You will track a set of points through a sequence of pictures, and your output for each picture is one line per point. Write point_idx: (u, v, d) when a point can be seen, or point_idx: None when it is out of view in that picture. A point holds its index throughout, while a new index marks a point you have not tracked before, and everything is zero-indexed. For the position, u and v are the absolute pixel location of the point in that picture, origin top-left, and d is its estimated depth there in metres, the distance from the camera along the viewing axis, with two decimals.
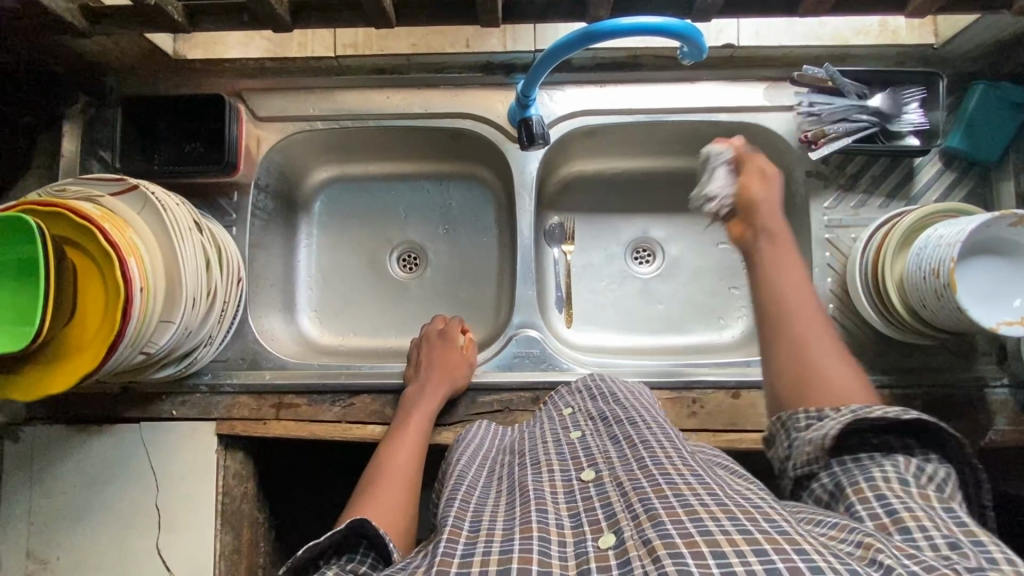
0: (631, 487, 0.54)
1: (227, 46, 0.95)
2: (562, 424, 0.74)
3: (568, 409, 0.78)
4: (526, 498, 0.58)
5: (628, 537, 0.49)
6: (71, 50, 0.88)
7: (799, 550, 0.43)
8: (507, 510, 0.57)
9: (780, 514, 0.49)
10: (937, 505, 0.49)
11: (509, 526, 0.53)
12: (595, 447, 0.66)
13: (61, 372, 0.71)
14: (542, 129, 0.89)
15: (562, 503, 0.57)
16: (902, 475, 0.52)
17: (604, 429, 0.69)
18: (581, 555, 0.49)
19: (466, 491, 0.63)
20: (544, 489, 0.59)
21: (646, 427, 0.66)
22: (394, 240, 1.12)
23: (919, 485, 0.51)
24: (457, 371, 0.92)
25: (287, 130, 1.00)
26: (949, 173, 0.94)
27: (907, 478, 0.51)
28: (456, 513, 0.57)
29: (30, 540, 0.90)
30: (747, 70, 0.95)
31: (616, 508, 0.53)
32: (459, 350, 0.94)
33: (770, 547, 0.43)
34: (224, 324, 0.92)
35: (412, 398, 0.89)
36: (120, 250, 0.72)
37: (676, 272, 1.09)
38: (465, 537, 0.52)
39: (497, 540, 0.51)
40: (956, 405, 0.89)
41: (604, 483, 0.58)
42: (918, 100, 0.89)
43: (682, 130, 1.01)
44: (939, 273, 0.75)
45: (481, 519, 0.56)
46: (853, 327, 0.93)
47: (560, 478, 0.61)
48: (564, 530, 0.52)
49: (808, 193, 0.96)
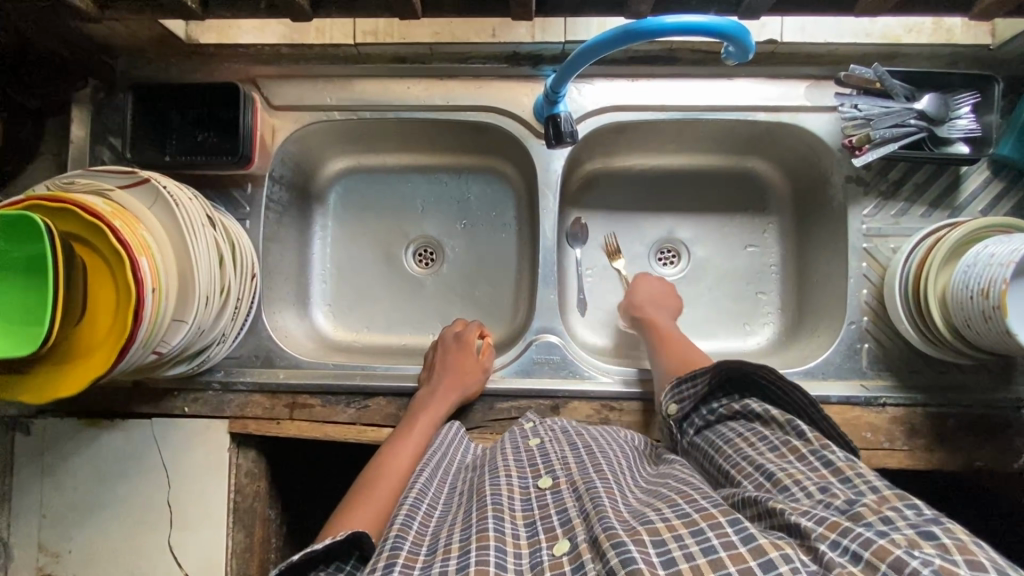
0: (585, 489, 0.57)
1: (240, 31, 0.92)
2: (523, 434, 0.75)
3: (530, 423, 0.79)
4: (482, 503, 0.58)
5: (580, 540, 0.51)
6: (80, 32, 0.84)
7: (732, 521, 0.48)
8: (464, 519, 0.57)
9: (705, 495, 0.54)
10: (806, 454, 0.57)
11: (465, 537, 0.54)
12: (554, 453, 0.67)
13: (71, 375, 0.69)
14: (570, 126, 0.84)
15: (517, 511, 0.58)
16: (773, 443, 0.60)
17: (564, 438, 0.71)
18: (536, 565, 0.50)
19: (427, 510, 0.61)
20: (502, 494, 0.60)
21: (604, 442, 0.70)
22: (410, 234, 1.08)
23: (786, 442, 0.59)
24: (470, 380, 0.89)
25: (303, 120, 0.96)
26: (997, 182, 0.90)
27: (772, 443, 0.60)
28: (412, 536, 0.56)
29: (41, 533, 0.90)
30: (788, 67, 0.90)
31: (570, 514, 0.55)
32: (475, 356, 0.91)
33: (706, 526, 0.48)
34: (238, 321, 0.90)
35: (421, 401, 0.87)
36: (131, 248, 0.69)
37: (701, 275, 1.05)
38: (420, 563, 0.53)
39: (454, 556, 0.52)
40: (992, 426, 0.86)
41: (561, 489, 0.59)
42: (969, 105, 0.84)
43: (717, 128, 0.97)
44: (988, 294, 0.71)
45: (438, 539, 0.55)
46: (886, 341, 0.89)
47: (518, 483, 0.62)
48: (520, 540, 0.54)
49: (846, 199, 0.92)
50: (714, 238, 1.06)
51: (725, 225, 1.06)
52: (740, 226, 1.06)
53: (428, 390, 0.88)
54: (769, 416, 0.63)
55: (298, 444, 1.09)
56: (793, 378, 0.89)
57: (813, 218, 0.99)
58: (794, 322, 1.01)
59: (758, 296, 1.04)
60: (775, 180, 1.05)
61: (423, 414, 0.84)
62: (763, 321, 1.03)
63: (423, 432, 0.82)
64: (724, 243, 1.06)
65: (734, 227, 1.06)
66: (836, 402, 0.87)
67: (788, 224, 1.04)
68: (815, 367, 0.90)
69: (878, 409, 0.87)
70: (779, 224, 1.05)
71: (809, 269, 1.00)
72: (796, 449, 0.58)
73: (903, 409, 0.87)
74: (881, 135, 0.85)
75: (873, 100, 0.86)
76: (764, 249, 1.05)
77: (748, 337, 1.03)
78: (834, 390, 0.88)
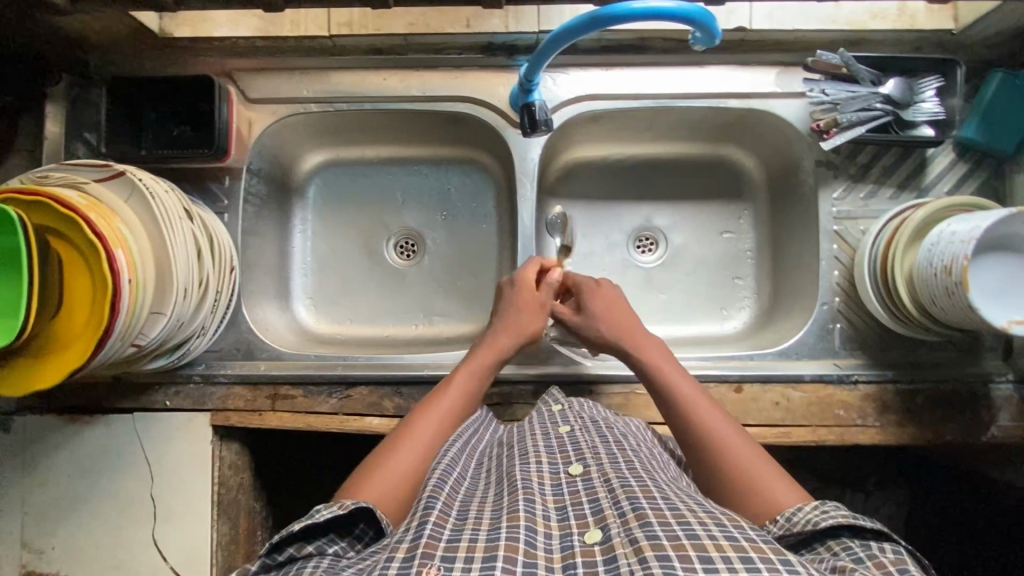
0: (619, 486, 0.55)
1: (213, 25, 0.92)
2: (551, 419, 0.74)
3: (558, 406, 0.78)
4: (514, 487, 0.57)
5: (614, 534, 0.49)
6: (52, 25, 0.84)
7: (784, 561, 0.44)
8: (495, 499, 0.56)
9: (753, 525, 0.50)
10: (894, 571, 0.48)
11: (497, 515, 0.53)
12: (584, 442, 0.66)
13: (48, 368, 0.69)
14: (545, 115, 0.85)
15: (548, 495, 0.57)
16: (856, 554, 0.51)
17: (594, 428, 0.70)
18: (566, 548, 0.49)
19: (456, 476, 0.61)
20: (532, 479, 0.58)
21: (631, 439, 0.69)
22: (391, 226, 1.09)
23: (873, 556, 0.50)
24: (531, 321, 0.86)
25: (278, 113, 0.96)
26: (962, 164, 0.92)
27: (857, 554, 0.51)
28: (445, 498, 0.56)
29: (24, 530, 0.90)
30: (758, 54, 0.92)
31: (603, 504, 0.54)
32: (535, 305, 0.88)
33: (756, 556, 0.44)
34: (217, 314, 0.90)
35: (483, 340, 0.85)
36: (107, 240, 0.69)
37: (679, 261, 1.07)
38: (451, 524, 0.52)
39: (483, 528, 0.51)
40: (960, 401, 0.88)
41: (592, 478, 0.58)
42: (934, 89, 0.87)
43: (692, 115, 0.98)
44: (951, 270, 0.73)
45: (469, 509, 0.55)
46: (858, 322, 0.91)
47: (548, 470, 0.61)
48: (551, 521, 0.52)
49: (817, 183, 0.94)
50: (692, 225, 1.08)
51: (701, 212, 1.08)
52: (717, 213, 1.08)
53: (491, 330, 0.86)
54: (875, 543, 0.52)
55: (282, 437, 1.09)
56: (768, 357, 0.91)
57: (787, 204, 1.01)
58: (770, 306, 1.03)
59: (734, 281, 1.06)
60: (750, 167, 1.06)
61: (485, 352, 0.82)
62: (739, 306, 1.05)
63: (476, 378, 0.80)
64: (701, 230, 1.07)
65: (710, 214, 1.08)
66: (809, 380, 0.89)
67: (762, 210, 1.06)
68: (790, 348, 0.92)
69: (850, 387, 0.89)
70: (754, 210, 1.07)
71: (783, 254, 1.02)
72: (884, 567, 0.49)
73: (875, 386, 0.89)
74: (848, 118, 0.87)
75: (840, 85, 0.88)
76: (739, 235, 1.07)
77: (725, 322, 1.05)
78: (808, 369, 0.90)
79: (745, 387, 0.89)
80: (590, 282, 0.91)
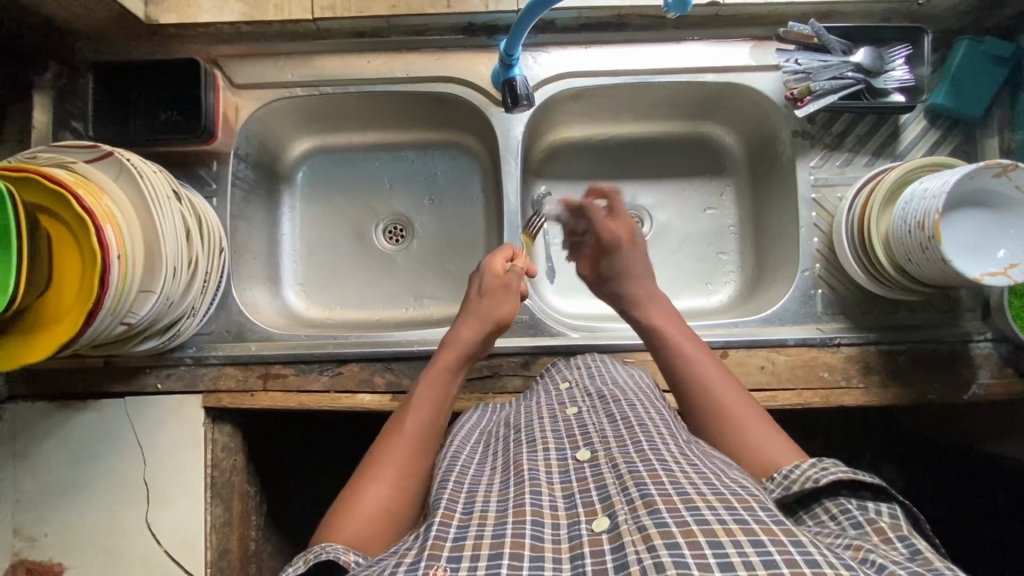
0: (627, 470, 0.52)
1: (200, 10, 0.93)
2: (558, 399, 0.72)
3: (565, 383, 0.77)
4: (520, 478, 0.55)
5: (622, 521, 0.46)
6: (39, 12, 0.85)
7: (796, 543, 0.42)
8: (501, 490, 0.54)
9: (765, 505, 0.48)
10: (893, 539, 0.48)
11: (503, 507, 0.51)
12: (592, 425, 0.63)
13: (37, 344, 0.70)
14: (526, 90, 0.87)
15: (556, 483, 0.54)
16: (853, 517, 0.51)
17: (601, 407, 0.67)
18: (574, 538, 0.46)
19: (461, 470, 0.60)
20: (539, 469, 0.56)
21: (642, 408, 0.66)
22: (380, 211, 1.10)
23: (871, 520, 0.50)
24: (498, 307, 0.80)
25: (264, 98, 0.98)
26: (934, 131, 0.95)
27: (854, 518, 0.51)
28: (450, 494, 0.54)
29: (16, 519, 0.89)
30: (734, 28, 0.95)
31: (610, 490, 0.51)
32: (503, 293, 0.81)
33: (766, 539, 0.42)
34: (207, 295, 0.91)
35: (447, 337, 0.78)
36: (96, 217, 0.70)
37: (664, 238, 1.08)
38: (457, 521, 0.49)
39: (489, 523, 0.48)
40: (941, 360, 0.90)
41: (600, 463, 0.55)
42: (902, 57, 0.90)
43: (670, 92, 1.00)
44: (924, 225, 0.75)
45: (476, 500, 0.53)
46: (839, 286, 0.93)
47: (555, 456, 0.58)
48: (558, 512, 0.50)
49: (794, 153, 0.96)
50: (675, 202, 1.09)
51: (684, 189, 1.10)
52: (699, 189, 1.10)
53: (455, 325, 0.80)
54: (872, 505, 0.52)
55: (275, 422, 1.10)
56: (751, 324, 0.93)
57: (766, 178, 1.03)
58: (754, 278, 1.05)
59: (719, 256, 1.07)
60: (730, 144, 1.08)
61: (450, 349, 0.76)
62: (725, 280, 1.07)
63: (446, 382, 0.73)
64: (684, 207, 1.09)
65: (693, 190, 1.09)
66: (794, 343, 0.91)
67: (743, 185, 1.08)
68: (773, 314, 0.93)
69: (834, 349, 0.91)
70: (735, 186, 1.09)
71: (764, 227, 1.04)
72: (882, 533, 0.48)
73: (857, 348, 0.91)
74: (821, 86, 0.90)
75: (812, 55, 0.90)
76: (722, 211, 1.09)
77: (711, 295, 1.06)
78: (791, 333, 0.91)
79: (731, 352, 0.91)
80: (621, 239, 0.84)
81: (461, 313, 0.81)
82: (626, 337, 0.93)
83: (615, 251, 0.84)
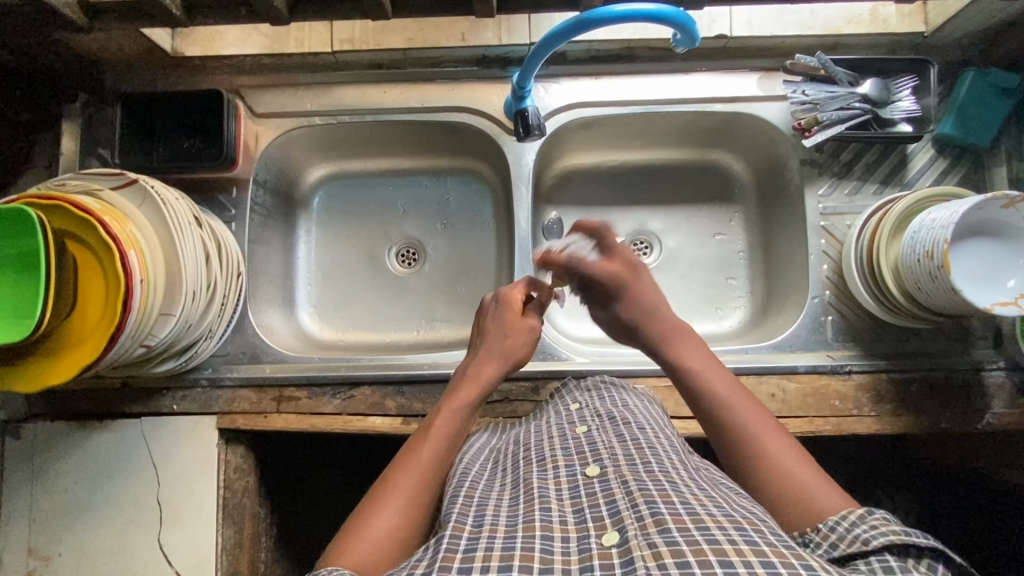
0: (637, 488, 0.53)
1: (224, 43, 0.97)
2: (568, 419, 0.73)
3: (575, 404, 0.77)
4: (530, 495, 0.55)
5: (631, 536, 0.47)
6: (71, 47, 0.89)
7: (807, 566, 0.42)
8: (510, 506, 0.55)
9: (776, 531, 0.48)
10: None
11: (513, 521, 0.51)
12: (601, 442, 0.64)
13: (61, 365, 0.72)
14: (538, 120, 0.90)
15: (566, 499, 0.55)
16: (888, 565, 0.48)
17: (610, 426, 0.68)
18: (584, 551, 0.47)
19: (471, 486, 0.60)
20: (548, 486, 0.57)
21: (653, 433, 0.66)
22: (393, 235, 1.12)
23: (909, 574, 0.46)
24: (518, 343, 0.80)
25: (284, 126, 1.01)
26: (941, 160, 0.96)
27: (894, 569, 0.47)
28: (460, 508, 0.55)
29: (32, 537, 0.90)
30: (739, 60, 0.97)
31: (619, 506, 0.51)
32: (522, 321, 0.82)
33: (777, 561, 0.42)
34: (225, 317, 0.93)
35: (466, 372, 0.77)
36: (121, 242, 0.72)
37: (674, 264, 1.08)
38: (468, 533, 0.50)
39: (499, 536, 0.49)
40: (954, 389, 0.89)
41: (609, 479, 0.56)
42: (909, 88, 0.91)
43: (680, 121, 1.03)
44: (933, 255, 0.75)
45: (485, 514, 0.53)
46: (849, 314, 0.94)
47: (565, 473, 0.59)
48: (568, 526, 0.50)
49: (802, 181, 0.97)
50: (684, 228, 1.10)
51: (693, 216, 1.11)
52: (709, 216, 1.10)
53: (472, 359, 0.79)
54: (917, 560, 0.48)
55: (285, 445, 1.11)
56: (761, 351, 0.93)
57: (775, 205, 1.04)
58: (764, 304, 1.05)
59: (728, 282, 1.08)
60: (739, 172, 1.09)
61: (472, 385, 0.74)
62: (735, 305, 1.07)
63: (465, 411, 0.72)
64: (692, 233, 1.10)
65: (702, 217, 1.10)
66: (804, 371, 0.91)
67: (752, 212, 1.09)
68: (783, 341, 0.93)
69: (845, 376, 0.91)
70: (744, 213, 1.10)
71: (774, 253, 1.04)
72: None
73: (868, 376, 0.90)
74: (828, 117, 0.91)
75: (819, 86, 0.92)
76: (731, 237, 1.09)
77: (721, 321, 1.06)
78: (801, 361, 0.91)
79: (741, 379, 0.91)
80: (620, 275, 0.81)
81: (480, 348, 0.80)
82: (638, 363, 0.94)
83: (614, 289, 0.82)
